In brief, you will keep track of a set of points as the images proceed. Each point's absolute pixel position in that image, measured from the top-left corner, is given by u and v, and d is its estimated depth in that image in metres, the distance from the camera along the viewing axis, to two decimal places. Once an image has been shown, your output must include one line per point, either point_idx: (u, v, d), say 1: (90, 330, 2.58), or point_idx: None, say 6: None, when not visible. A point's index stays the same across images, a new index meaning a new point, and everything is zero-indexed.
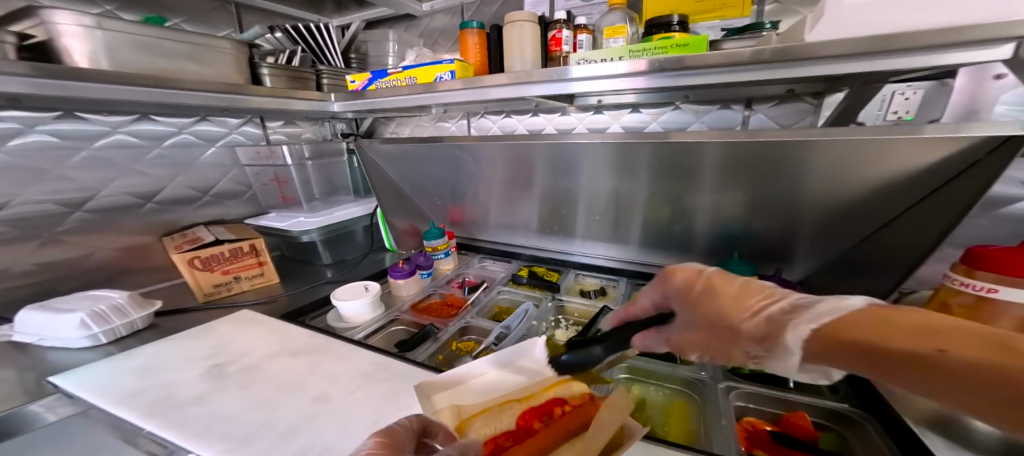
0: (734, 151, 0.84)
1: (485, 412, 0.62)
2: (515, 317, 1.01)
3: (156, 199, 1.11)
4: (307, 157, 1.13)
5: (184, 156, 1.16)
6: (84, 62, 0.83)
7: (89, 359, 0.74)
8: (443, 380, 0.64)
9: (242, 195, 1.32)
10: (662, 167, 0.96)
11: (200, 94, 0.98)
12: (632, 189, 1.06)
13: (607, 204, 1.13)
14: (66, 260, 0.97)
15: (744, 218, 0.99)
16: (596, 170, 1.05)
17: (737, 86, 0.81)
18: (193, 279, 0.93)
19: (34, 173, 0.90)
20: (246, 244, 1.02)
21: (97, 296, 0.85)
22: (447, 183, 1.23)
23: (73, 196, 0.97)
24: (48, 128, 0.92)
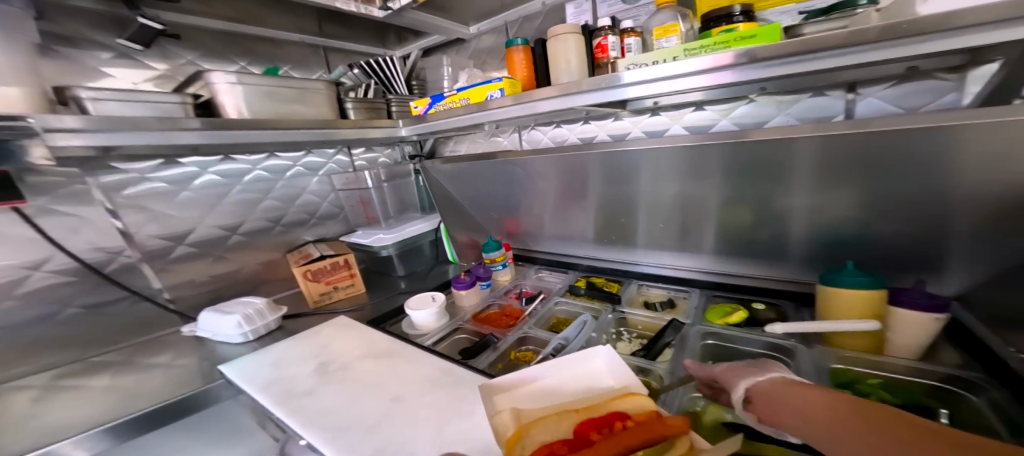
0: (837, 146, 0.70)
1: (541, 420, 0.59)
2: (573, 329, 1.00)
3: (281, 222, 1.40)
4: (384, 179, 1.30)
5: (298, 185, 1.43)
6: (234, 113, 1.06)
7: (242, 353, 0.98)
8: (500, 385, 0.70)
9: (337, 215, 1.56)
10: (740, 166, 0.84)
11: (306, 131, 1.18)
12: (706, 193, 0.95)
13: (673, 209, 1.04)
14: (228, 272, 1.29)
15: (859, 221, 0.80)
16: (660, 174, 0.97)
17: (830, 72, 0.66)
18: (306, 289, 1.15)
19: (208, 205, 1.22)
20: (341, 259, 1.22)
21: (245, 301, 1.11)
22: (504, 196, 1.28)
23: (231, 222, 1.27)
24: (215, 168, 1.22)
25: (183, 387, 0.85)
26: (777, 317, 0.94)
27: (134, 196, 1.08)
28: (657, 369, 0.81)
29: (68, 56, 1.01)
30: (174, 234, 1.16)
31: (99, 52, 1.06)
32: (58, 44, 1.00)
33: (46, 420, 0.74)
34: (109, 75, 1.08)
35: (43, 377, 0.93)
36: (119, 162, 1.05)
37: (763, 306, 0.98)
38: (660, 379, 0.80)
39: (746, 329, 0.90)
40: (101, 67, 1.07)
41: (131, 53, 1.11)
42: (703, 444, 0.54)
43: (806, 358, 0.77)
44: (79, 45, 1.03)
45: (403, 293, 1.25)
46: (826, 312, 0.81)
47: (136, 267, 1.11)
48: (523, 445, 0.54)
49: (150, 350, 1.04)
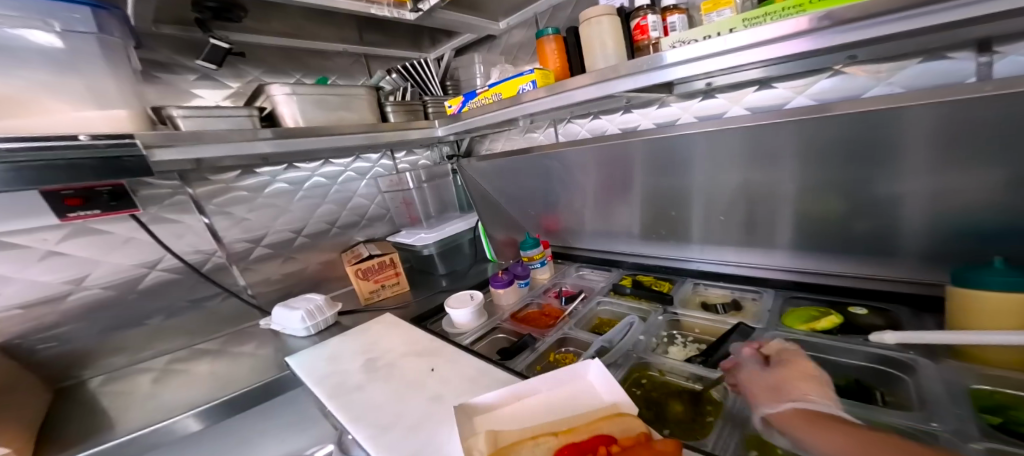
0: (965, 114, 0.55)
1: (519, 443, 0.55)
2: (620, 331, 0.94)
3: (338, 224, 1.51)
4: (424, 180, 1.35)
5: (350, 189, 1.53)
6: (291, 122, 1.13)
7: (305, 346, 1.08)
8: (481, 405, 0.67)
9: (384, 217, 1.65)
10: (824, 146, 0.70)
11: (354, 136, 1.22)
12: (780, 179, 0.81)
13: (735, 200, 0.91)
14: (295, 271, 1.43)
15: (1000, 208, 0.62)
16: (718, 161, 0.86)
17: (950, 30, 0.51)
18: (357, 287, 1.23)
19: (279, 209, 1.36)
20: (388, 258, 1.29)
21: (309, 298, 1.23)
22: (541, 193, 1.24)
23: (297, 224, 1.41)
24: (283, 177, 1.36)
25: (261, 375, 0.97)
26: (884, 325, 0.79)
27: (221, 203, 1.23)
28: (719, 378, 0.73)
29: (167, 81, 1.17)
30: (253, 236, 1.32)
31: (186, 73, 1.21)
32: (158, 71, 1.16)
33: (164, 400, 0.90)
34: (197, 95, 1.23)
35: (162, 362, 1.14)
36: (209, 174, 1.21)
37: (865, 310, 0.83)
38: (723, 390, 0.73)
39: (836, 337, 0.77)
40: (190, 89, 1.22)
41: (210, 74, 1.25)
42: None
43: (930, 379, 0.63)
44: (172, 70, 1.18)
45: (444, 291, 1.30)
46: (958, 318, 0.64)
47: (226, 266, 1.27)
48: None
49: (237, 339, 1.22)
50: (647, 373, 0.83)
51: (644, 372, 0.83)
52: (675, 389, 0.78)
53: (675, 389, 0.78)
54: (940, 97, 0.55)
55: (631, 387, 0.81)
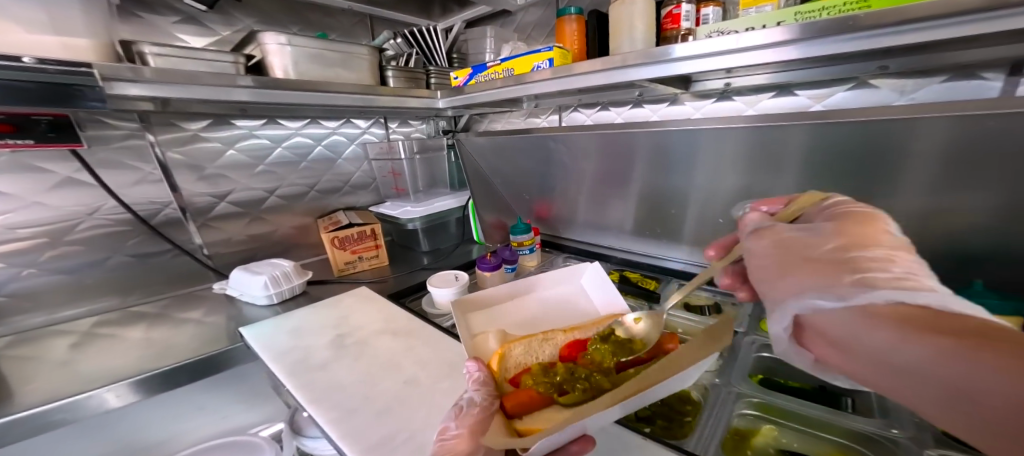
0: (976, 133, 0.54)
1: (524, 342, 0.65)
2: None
3: (317, 188, 1.40)
4: (417, 152, 1.27)
5: (335, 153, 1.41)
6: (280, 73, 1.02)
7: (265, 316, 0.98)
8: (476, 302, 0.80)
9: (369, 186, 1.54)
10: (831, 154, 0.70)
11: (350, 96, 1.12)
12: (781, 185, 0.81)
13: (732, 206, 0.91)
14: (263, 233, 1.30)
15: (993, 233, 0.63)
16: (721, 162, 0.85)
17: (967, 46, 0.52)
18: (332, 256, 1.14)
19: (252, 165, 1.23)
20: (368, 228, 1.20)
21: (275, 262, 1.11)
22: (538, 177, 1.20)
23: (270, 184, 1.28)
24: (262, 133, 1.23)
25: (206, 346, 0.86)
26: None
27: (186, 153, 1.10)
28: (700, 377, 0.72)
29: (149, 22, 1.04)
30: (219, 192, 1.18)
31: (169, 15, 1.07)
32: (140, 10, 1.03)
33: (82, 368, 0.77)
34: (179, 40, 1.10)
35: (86, 324, 0.99)
36: (178, 120, 1.08)
37: None
38: (703, 390, 0.71)
39: None
40: (173, 33, 1.09)
41: (197, 18, 1.12)
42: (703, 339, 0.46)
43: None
44: (155, 10, 1.05)
45: (425, 269, 1.23)
46: None
47: (180, 221, 1.14)
48: (507, 368, 0.60)
49: (184, 304, 1.10)
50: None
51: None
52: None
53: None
54: (948, 109, 0.54)
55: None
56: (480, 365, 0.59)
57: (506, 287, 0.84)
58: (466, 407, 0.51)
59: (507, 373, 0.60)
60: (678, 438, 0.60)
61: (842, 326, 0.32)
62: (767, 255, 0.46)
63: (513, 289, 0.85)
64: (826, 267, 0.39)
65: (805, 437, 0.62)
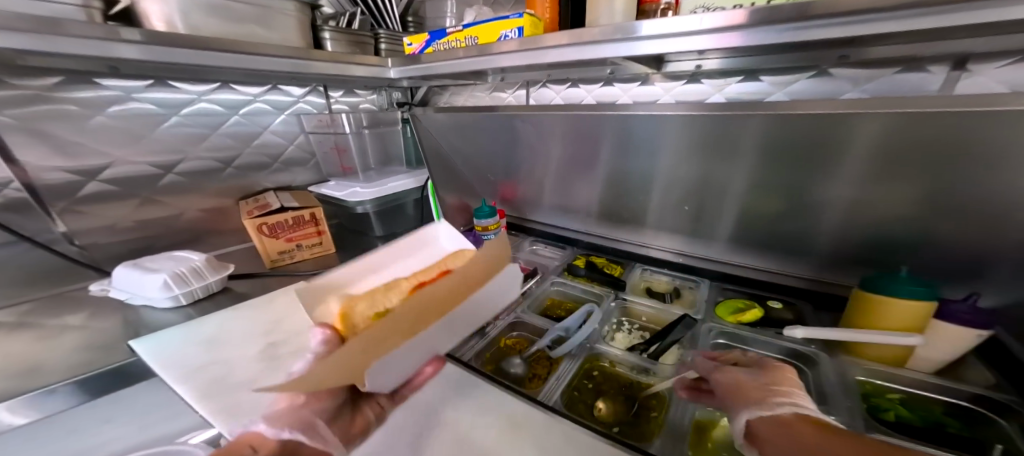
0: (905, 128, 0.57)
1: (370, 295, 0.66)
2: (575, 318, 0.71)
3: (234, 164, 1.14)
4: (365, 126, 1.21)
5: (259, 123, 1.17)
6: (162, 26, 0.79)
7: (167, 323, 0.78)
8: (322, 284, 0.68)
9: (307, 163, 1.33)
10: (778, 146, 0.71)
11: (274, 60, 0.92)
12: (727, 174, 0.82)
13: (690, 196, 0.91)
14: (160, 219, 1.04)
15: (909, 221, 0.68)
16: (681, 150, 0.84)
17: (882, 42, 0.59)
18: (260, 244, 0.95)
19: (135, 135, 0.95)
20: (307, 213, 1.01)
21: (179, 256, 0.86)
22: (502, 158, 1.14)
23: (166, 158, 1.01)
24: (146, 96, 0.95)
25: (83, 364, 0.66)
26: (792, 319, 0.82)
27: (28, 118, 0.80)
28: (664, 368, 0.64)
29: None
30: (83, 168, 0.89)
31: None
32: None
33: None
34: None
35: None
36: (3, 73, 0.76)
37: (780, 305, 0.86)
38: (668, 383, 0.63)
39: (761, 329, 0.75)
40: None
41: None
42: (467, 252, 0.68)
43: (826, 367, 0.65)
44: None
45: None
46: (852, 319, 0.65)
47: (27, 204, 0.84)
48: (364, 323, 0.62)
49: (51, 310, 0.84)
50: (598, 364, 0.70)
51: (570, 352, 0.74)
52: (613, 381, 0.66)
53: (616, 380, 0.67)
54: (883, 108, 0.57)
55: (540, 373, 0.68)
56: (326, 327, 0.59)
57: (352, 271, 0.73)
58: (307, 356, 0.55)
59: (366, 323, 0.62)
60: (643, 444, 0.53)
61: (772, 433, 0.43)
62: (724, 391, 0.51)
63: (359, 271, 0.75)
64: (753, 395, 0.48)
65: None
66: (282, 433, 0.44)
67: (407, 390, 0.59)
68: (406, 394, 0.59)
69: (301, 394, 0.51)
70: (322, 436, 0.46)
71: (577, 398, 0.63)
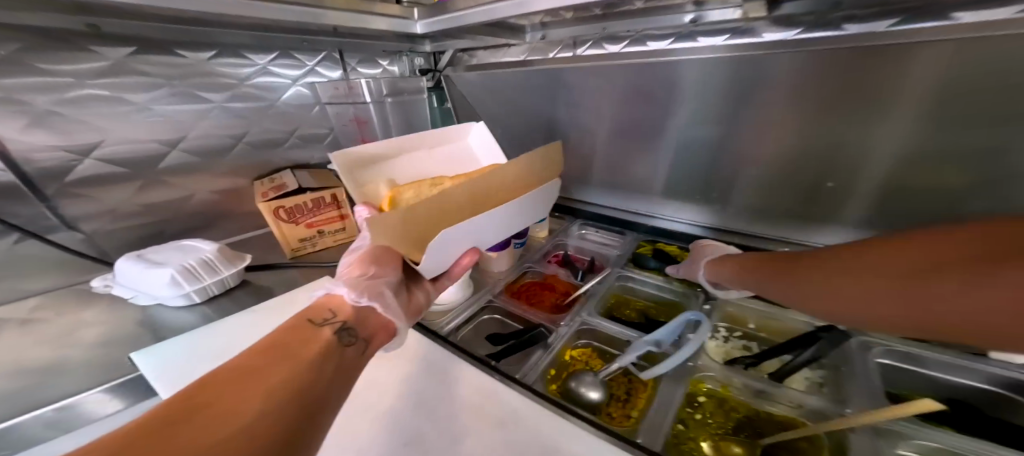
0: None
1: (414, 184, 0.66)
2: (670, 329, 0.56)
3: (245, 140, 1.00)
4: (387, 94, 1.09)
5: (269, 94, 1.01)
6: None
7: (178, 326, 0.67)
8: (361, 156, 0.68)
9: (325, 139, 1.18)
10: (957, 93, 0.52)
11: (289, 8, 0.75)
12: (877, 136, 0.61)
13: (811, 170, 0.71)
14: (169, 202, 0.92)
15: None
16: (810, 107, 0.64)
17: None
18: (279, 231, 0.83)
19: (130, 105, 0.80)
20: (328, 194, 0.86)
21: (188, 246, 0.75)
22: (547, 123, 0.98)
23: (170, 133, 0.87)
24: (140, 67, 0.79)
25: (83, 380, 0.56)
26: None
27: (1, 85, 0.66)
28: (794, 395, 0.49)
29: None
30: (75, 145, 0.76)
31: None
32: None
33: None
34: None
35: None
36: None
37: None
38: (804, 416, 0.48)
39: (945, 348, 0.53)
40: None
41: None
42: (520, 164, 0.61)
43: None
44: None
45: None
46: None
47: (15, 188, 0.73)
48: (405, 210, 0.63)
49: (56, 307, 0.75)
50: (703, 387, 0.54)
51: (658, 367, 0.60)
52: (728, 412, 0.51)
53: (732, 410, 0.51)
54: None
55: (626, 392, 0.59)
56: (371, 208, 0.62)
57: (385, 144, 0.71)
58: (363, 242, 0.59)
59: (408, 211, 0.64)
60: None
61: (772, 285, 0.53)
62: (768, 278, 0.54)
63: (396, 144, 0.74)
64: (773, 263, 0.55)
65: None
66: (352, 298, 0.48)
67: (448, 279, 0.63)
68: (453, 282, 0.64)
69: (364, 269, 0.53)
70: (386, 305, 0.50)
71: (686, 435, 0.49)
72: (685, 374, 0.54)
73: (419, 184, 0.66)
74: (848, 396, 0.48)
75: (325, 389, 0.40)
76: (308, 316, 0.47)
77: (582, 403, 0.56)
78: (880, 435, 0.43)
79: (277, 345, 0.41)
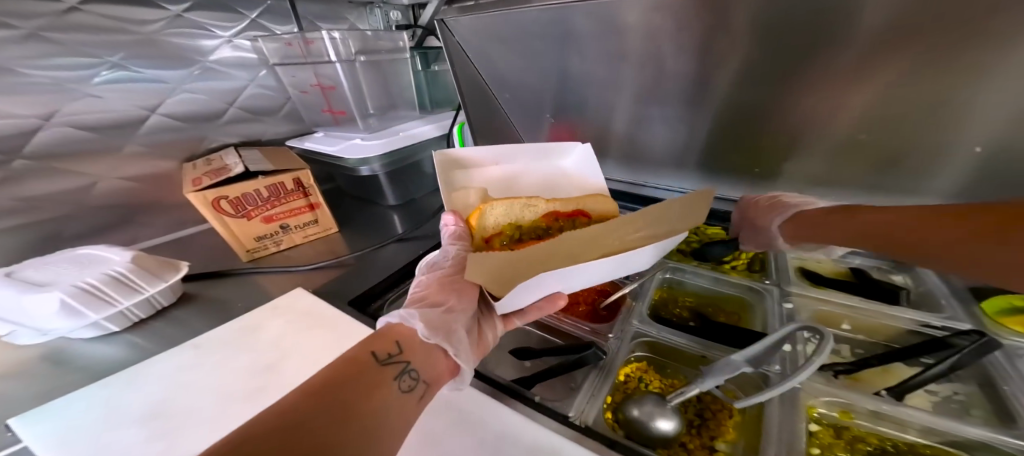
0: None
1: (510, 199, 0.62)
2: (760, 347, 0.44)
3: (166, 111, 0.76)
4: (357, 53, 0.85)
5: (192, 50, 0.77)
6: None
7: (79, 370, 0.48)
8: (462, 160, 0.69)
9: (280, 110, 0.95)
10: None
11: None
12: (985, 93, 0.46)
13: (894, 136, 0.56)
14: (62, 194, 0.68)
15: None
16: (893, 63, 0.49)
17: None
18: (226, 229, 0.63)
19: None
20: (289, 179, 0.66)
21: (91, 257, 0.54)
22: (560, 87, 0.81)
23: (45, 100, 0.62)
24: None
25: None
26: None
27: None
28: (934, 424, 0.38)
29: None
30: None
31: None
32: None
33: None
34: None
35: None
36: None
37: None
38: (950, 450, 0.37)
39: None
40: None
41: None
42: (669, 211, 0.49)
43: None
44: None
45: (397, 245, 0.78)
46: None
47: None
48: (490, 224, 0.61)
49: None
50: (815, 414, 0.42)
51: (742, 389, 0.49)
52: (853, 444, 0.40)
53: (858, 442, 0.40)
54: None
55: (698, 415, 0.48)
56: (457, 220, 0.62)
57: (492, 151, 0.69)
58: (442, 263, 0.55)
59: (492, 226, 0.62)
60: None
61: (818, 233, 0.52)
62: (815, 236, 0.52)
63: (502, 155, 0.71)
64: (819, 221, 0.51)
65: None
66: (422, 333, 0.38)
67: (521, 319, 0.50)
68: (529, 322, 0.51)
69: (439, 300, 0.46)
70: (453, 347, 0.39)
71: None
72: (796, 399, 0.42)
73: (514, 199, 0.62)
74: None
75: (382, 455, 0.29)
76: (373, 346, 0.36)
77: (652, 440, 0.43)
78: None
79: (335, 385, 0.31)
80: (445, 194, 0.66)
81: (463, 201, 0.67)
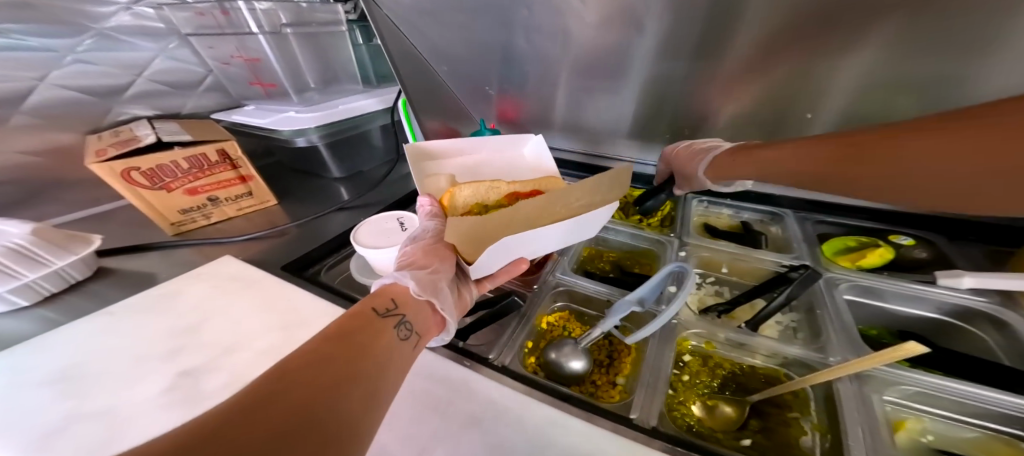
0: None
1: (474, 183, 0.65)
2: (651, 286, 0.51)
3: (60, 82, 0.71)
4: (285, 23, 0.81)
5: (84, 16, 0.71)
6: None
7: None
8: (430, 151, 0.70)
9: (202, 82, 0.91)
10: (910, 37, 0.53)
11: None
12: (843, 64, 0.59)
13: (774, 103, 0.67)
14: None
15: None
16: (778, 40, 0.60)
17: None
18: (142, 202, 0.61)
19: None
20: (211, 150, 0.65)
21: None
22: (494, 58, 0.82)
23: None
24: None
25: None
26: (931, 259, 0.57)
27: None
28: (775, 346, 0.47)
29: None
30: None
31: None
32: None
33: None
34: None
35: None
36: None
37: (911, 240, 0.59)
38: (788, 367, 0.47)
39: (907, 277, 0.52)
40: None
41: None
42: (604, 186, 0.52)
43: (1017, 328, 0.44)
44: None
45: (340, 213, 0.79)
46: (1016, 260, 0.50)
47: None
48: (458, 207, 0.63)
49: None
50: (688, 346, 0.51)
51: (637, 327, 0.57)
52: (714, 369, 0.48)
53: (717, 367, 0.49)
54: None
55: (608, 356, 0.54)
56: (433, 201, 0.63)
57: (458, 142, 0.71)
58: (422, 236, 0.55)
59: (459, 210, 0.63)
60: None
61: (743, 171, 0.58)
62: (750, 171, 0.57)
63: (467, 145, 0.73)
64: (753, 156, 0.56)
65: (947, 424, 0.40)
66: (413, 290, 0.42)
67: (492, 282, 0.54)
68: (498, 284, 0.56)
69: (426, 263, 0.48)
70: (442, 303, 0.43)
71: (676, 400, 0.45)
72: (670, 334, 0.50)
73: (479, 182, 0.64)
74: (824, 339, 0.46)
75: (385, 391, 0.32)
76: (372, 303, 0.39)
77: (563, 376, 0.49)
78: (864, 380, 0.41)
79: (348, 333, 0.34)
80: (419, 179, 0.66)
81: (436, 187, 0.68)
